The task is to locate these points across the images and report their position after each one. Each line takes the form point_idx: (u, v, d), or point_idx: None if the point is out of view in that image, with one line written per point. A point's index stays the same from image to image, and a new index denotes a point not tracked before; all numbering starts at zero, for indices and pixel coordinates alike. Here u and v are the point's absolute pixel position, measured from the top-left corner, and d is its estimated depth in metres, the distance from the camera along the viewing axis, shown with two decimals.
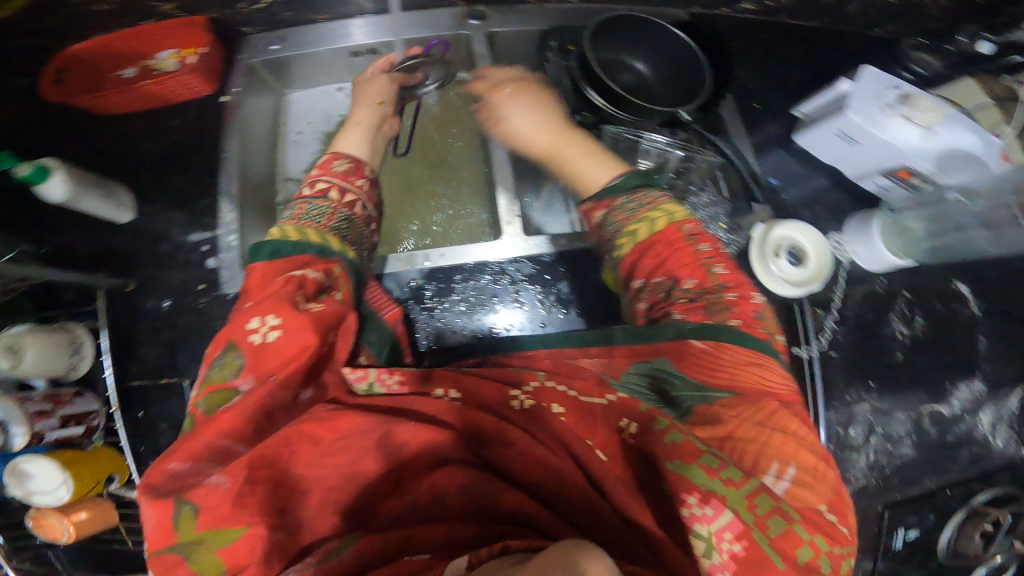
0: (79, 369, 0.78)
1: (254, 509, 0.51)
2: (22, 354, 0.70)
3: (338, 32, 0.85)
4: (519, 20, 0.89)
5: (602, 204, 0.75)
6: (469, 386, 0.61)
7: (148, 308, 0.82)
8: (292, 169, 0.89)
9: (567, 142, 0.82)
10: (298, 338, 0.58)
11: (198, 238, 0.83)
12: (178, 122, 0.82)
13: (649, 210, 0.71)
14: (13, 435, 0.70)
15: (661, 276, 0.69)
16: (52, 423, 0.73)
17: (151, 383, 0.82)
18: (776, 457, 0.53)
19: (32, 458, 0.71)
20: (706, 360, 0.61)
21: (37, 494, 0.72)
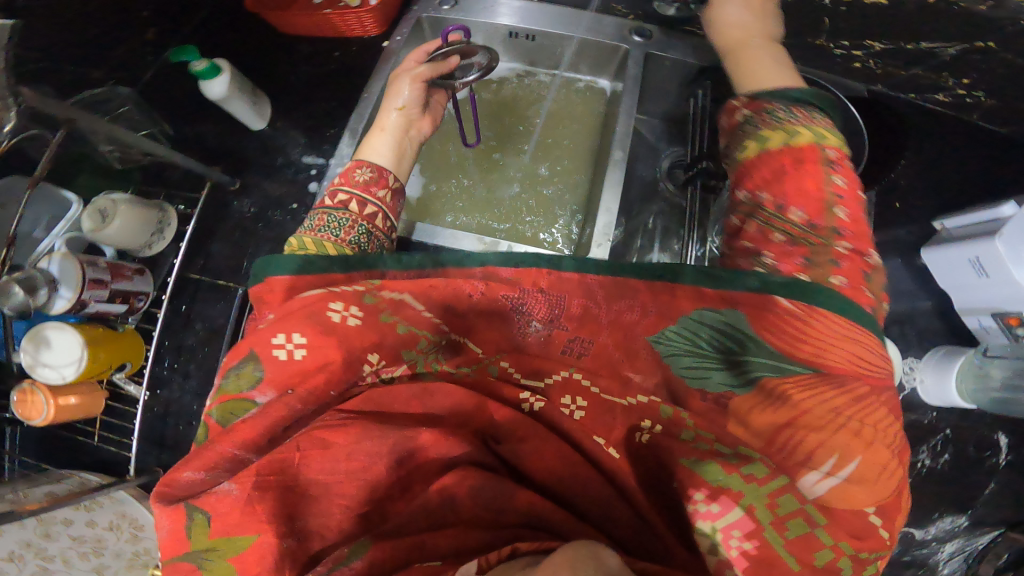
0: (152, 248, 0.75)
1: (262, 508, 0.45)
2: (111, 219, 0.67)
3: (509, 11, 0.87)
4: (684, 47, 0.83)
5: (754, 104, 0.63)
6: (485, 389, 0.57)
7: (234, 209, 0.82)
8: None
9: (763, 46, 0.69)
10: (319, 354, 0.48)
11: (310, 161, 0.83)
12: (338, 54, 0.87)
13: (794, 124, 0.60)
14: (59, 297, 0.62)
15: (770, 193, 0.59)
16: (102, 295, 0.66)
17: (207, 281, 0.80)
18: (837, 451, 0.47)
19: (61, 327, 0.63)
20: (791, 322, 0.52)
21: (43, 367, 0.63)
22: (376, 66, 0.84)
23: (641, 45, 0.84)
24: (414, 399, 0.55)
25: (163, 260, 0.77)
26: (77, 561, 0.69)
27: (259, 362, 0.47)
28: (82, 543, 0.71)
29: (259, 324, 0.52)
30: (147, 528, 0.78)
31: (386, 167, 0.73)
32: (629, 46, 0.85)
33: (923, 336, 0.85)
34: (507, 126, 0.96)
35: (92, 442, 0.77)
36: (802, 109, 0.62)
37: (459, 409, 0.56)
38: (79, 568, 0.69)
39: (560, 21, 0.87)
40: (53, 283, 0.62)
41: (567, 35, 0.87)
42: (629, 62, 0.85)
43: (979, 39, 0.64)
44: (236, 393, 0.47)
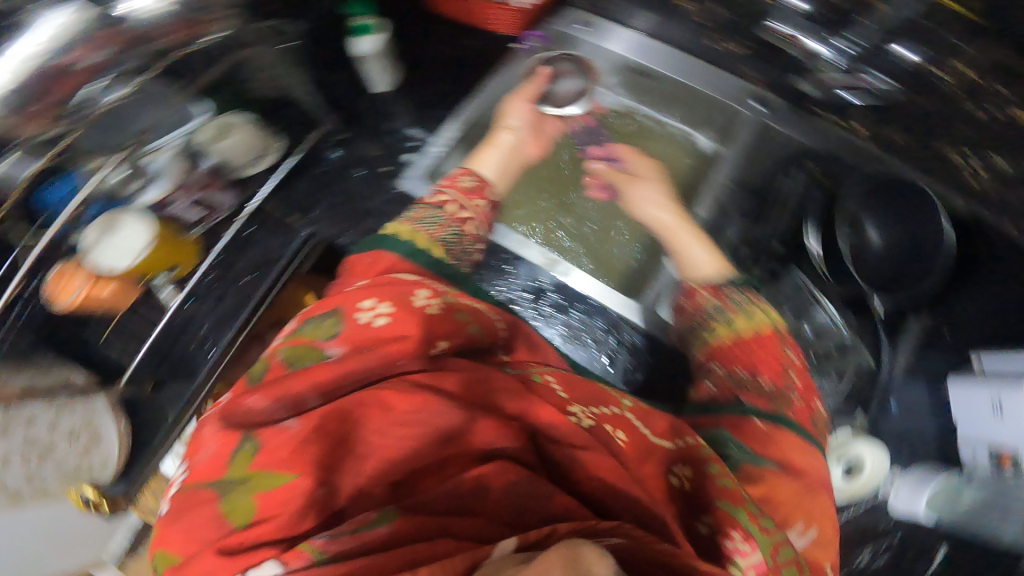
0: (245, 170, 0.73)
1: (307, 456, 0.47)
2: (227, 134, 0.69)
3: (632, 44, 0.87)
4: (803, 128, 0.82)
5: (716, 294, 0.78)
6: (541, 395, 0.62)
7: (329, 154, 0.81)
8: (512, 118, 0.84)
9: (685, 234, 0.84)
10: (392, 332, 0.57)
11: (414, 133, 0.83)
12: (471, 42, 0.86)
13: (754, 309, 0.76)
14: (151, 188, 0.64)
15: (742, 370, 0.74)
16: (188, 198, 0.66)
17: (279, 212, 0.77)
18: (807, 517, 0.55)
19: (141, 217, 0.62)
20: (762, 436, 0.63)
21: (104, 251, 0.61)
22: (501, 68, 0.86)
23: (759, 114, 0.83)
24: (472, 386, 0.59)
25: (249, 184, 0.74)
26: (17, 463, 0.63)
27: (344, 321, 0.57)
28: (31, 445, 0.64)
29: (350, 287, 0.62)
30: (102, 448, 0.69)
31: (489, 181, 0.81)
32: (747, 112, 0.83)
33: (913, 455, 0.82)
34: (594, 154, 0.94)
35: (97, 342, 0.71)
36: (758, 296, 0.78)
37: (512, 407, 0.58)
38: (15, 472, 0.63)
39: (680, 65, 0.85)
40: (151, 175, 0.63)
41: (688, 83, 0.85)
42: (743, 130, 0.84)
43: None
44: (312, 337, 0.56)
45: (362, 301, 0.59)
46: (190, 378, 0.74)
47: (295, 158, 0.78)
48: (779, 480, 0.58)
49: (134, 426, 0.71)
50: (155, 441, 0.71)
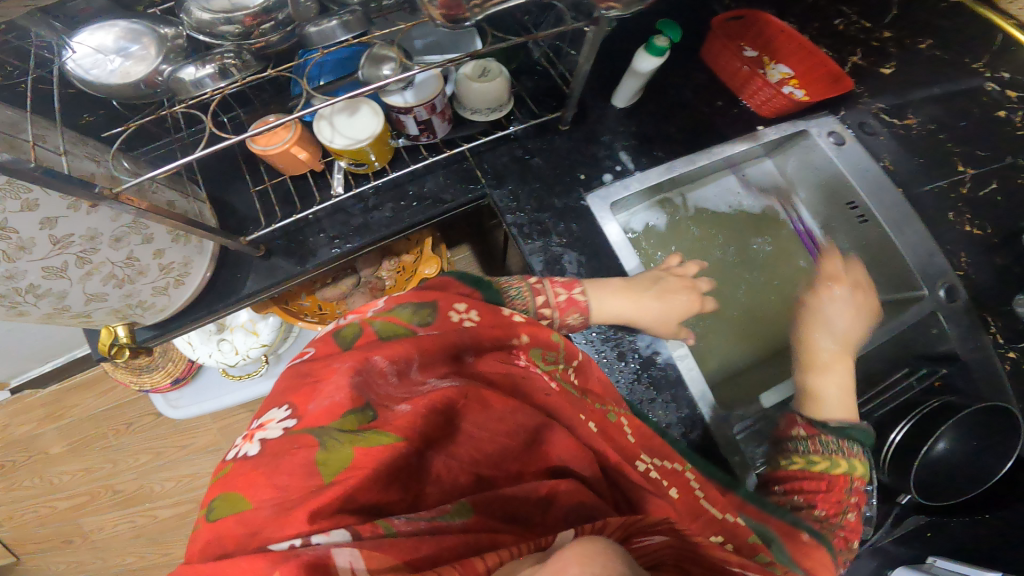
0: (472, 115, 0.71)
1: (411, 420, 0.43)
2: (484, 80, 0.67)
3: (858, 165, 0.74)
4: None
5: (809, 428, 0.60)
6: (611, 428, 0.54)
7: (536, 137, 0.76)
8: (699, 200, 0.83)
9: (840, 360, 0.66)
10: (492, 336, 0.53)
11: (623, 158, 0.76)
12: (720, 104, 0.80)
13: (839, 449, 0.57)
14: (402, 95, 0.62)
15: (800, 495, 0.56)
16: (422, 116, 0.64)
17: (466, 168, 0.73)
18: None
19: (375, 112, 0.62)
20: (809, 547, 0.50)
21: (329, 123, 0.61)
22: (721, 144, 0.77)
23: (937, 302, 0.67)
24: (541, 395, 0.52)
25: (467, 128, 0.72)
26: (97, 280, 0.52)
27: (440, 310, 0.50)
28: (125, 266, 0.54)
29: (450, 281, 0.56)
30: (174, 291, 0.63)
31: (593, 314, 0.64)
32: (927, 296, 0.68)
33: None
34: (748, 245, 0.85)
35: (250, 186, 0.69)
36: (854, 449, 0.57)
37: (572, 420, 0.51)
38: (91, 286, 0.52)
39: (904, 227, 0.71)
40: (411, 83, 0.62)
41: (893, 238, 0.71)
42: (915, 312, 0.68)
43: None
44: (407, 321, 0.49)
45: (459, 305, 0.53)
46: (299, 262, 0.70)
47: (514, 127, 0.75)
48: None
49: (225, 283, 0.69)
50: (231, 301, 0.69)
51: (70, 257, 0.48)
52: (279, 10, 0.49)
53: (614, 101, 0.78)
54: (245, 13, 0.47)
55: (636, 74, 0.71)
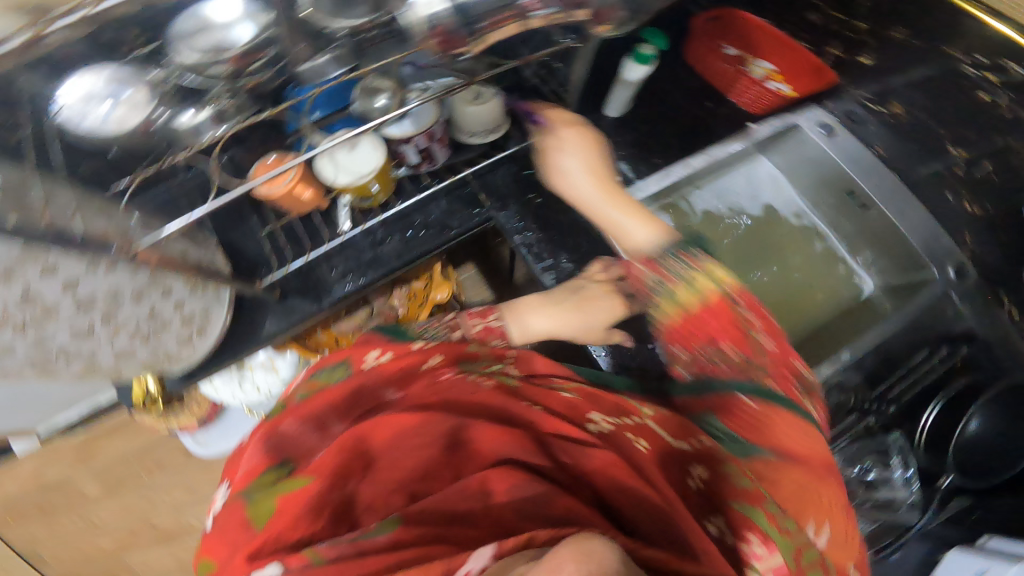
0: (470, 138, 0.72)
1: (329, 458, 0.43)
2: (478, 103, 0.68)
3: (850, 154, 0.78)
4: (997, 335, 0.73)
5: (647, 263, 0.55)
6: (552, 402, 0.53)
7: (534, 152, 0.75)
8: (703, 202, 0.79)
9: (614, 202, 0.62)
10: (412, 368, 0.53)
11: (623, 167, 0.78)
12: (711, 103, 0.81)
13: (694, 275, 0.51)
14: (401, 126, 0.64)
15: (694, 351, 0.52)
16: (421, 144, 0.66)
17: (469, 191, 0.74)
18: (820, 515, 0.40)
19: (376, 145, 0.64)
20: (758, 420, 0.45)
21: (331, 160, 0.62)
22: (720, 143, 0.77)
23: (947, 282, 0.72)
24: (470, 396, 0.52)
25: (466, 151, 0.73)
26: (129, 335, 0.55)
27: (354, 359, 0.52)
28: (152, 320, 0.56)
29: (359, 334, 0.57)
30: (202, 338, 0.66)
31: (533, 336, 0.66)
32: (939, 283, 0.72)
33: None
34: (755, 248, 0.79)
35: (260, 229, 0.71)
36: (686, 251, 0.53)
37: (506, 412, 0.52)
38: (123, 343, 0.55)
39: (904, 211, 0.75)
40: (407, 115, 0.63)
41: (898, 225, 0.76)
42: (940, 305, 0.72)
43: None
44: (326, 383, 0.50)
45: (372, 351, 0.53)
46: (316, 301, 0.72)
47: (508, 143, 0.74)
48: (791, 466, 0.42)
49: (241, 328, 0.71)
50: (252, 344, 0.72)
51: (95, 317, 0.51)
52: (270, 46, 0.44)
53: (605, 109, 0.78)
54: (231, 55, 0.42)
55: (626, 83, 0.72)
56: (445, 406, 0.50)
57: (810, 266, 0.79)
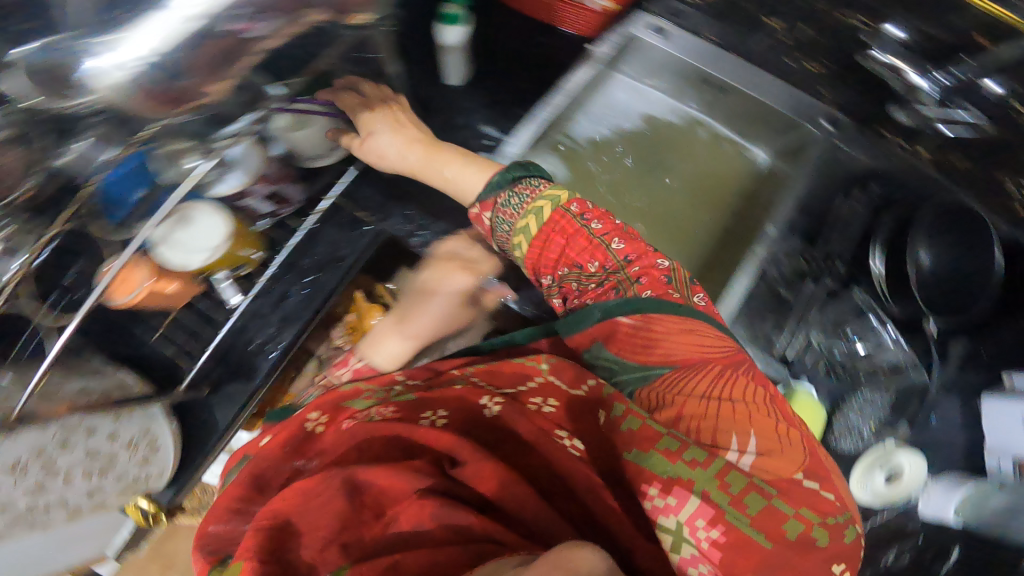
0: (317, 162, 0.65)
1: (252, 541, 0.44)
2: (305, 125, 0.61)
3: (688, 46, 0.84)
4: (865, 148, 0.81)
5: (485, 206, 0.65)
6: (454, 402, 0.57)
7: None
8: (583, 133, 0.88)
9: (432, 160, 0.68)
10: (299, 428, 0.55)
11: (491, 132, 0.79)
12: (546, 41, 0.83)
13: (532, 201, 0.62)
14: (226, 180, 0.54)
15: (564, 267, 0.62)
16: (263, 192, 0.60)
17: (348, 210, 0.72)
18: (734, 431, 0.47)
19: (214, 211, 0.55)
20: (640, 335, 0.54)
21: (167, 246, 0.54)
22: (567, 77, 0.81)
23: (823, 131, 0.83)
24: (368, 434, 0.53)
25: (322, 177, 0.67)
26: (82, 480, 0.58)
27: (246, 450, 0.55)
28: (93, 459, 0.58)
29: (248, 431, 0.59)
30: (161, 453, 0.66)
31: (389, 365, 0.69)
32: (818, 133, 0.83)
33: None
34: (642, 154, 0.93)
35: (150, 338, 0.67)
36: (515, 180, 0.63)
37: (393, 439, 0.54)
38: (81, 487, 0.58)
39: (755, 81, 0.84)
40: (226, 164, 0.54)
41: (759, 96, 0.84)
42: (812, 149, 0.84)
43: None
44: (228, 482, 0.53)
45: (261, 439, 0.56)
46: (249, 378, 0.71)
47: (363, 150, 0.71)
48: (689, 374, 0.51)
49: (189, 433, 0.70)
50: (210, 445, 0.70)
51: (38, 473, 0.54)
52: None
53: (445, 80, 0.78)
54: None
55: (468, 24, 0.71)
56: (353, 451, 0.53)
57: (695, 155, 0.93)
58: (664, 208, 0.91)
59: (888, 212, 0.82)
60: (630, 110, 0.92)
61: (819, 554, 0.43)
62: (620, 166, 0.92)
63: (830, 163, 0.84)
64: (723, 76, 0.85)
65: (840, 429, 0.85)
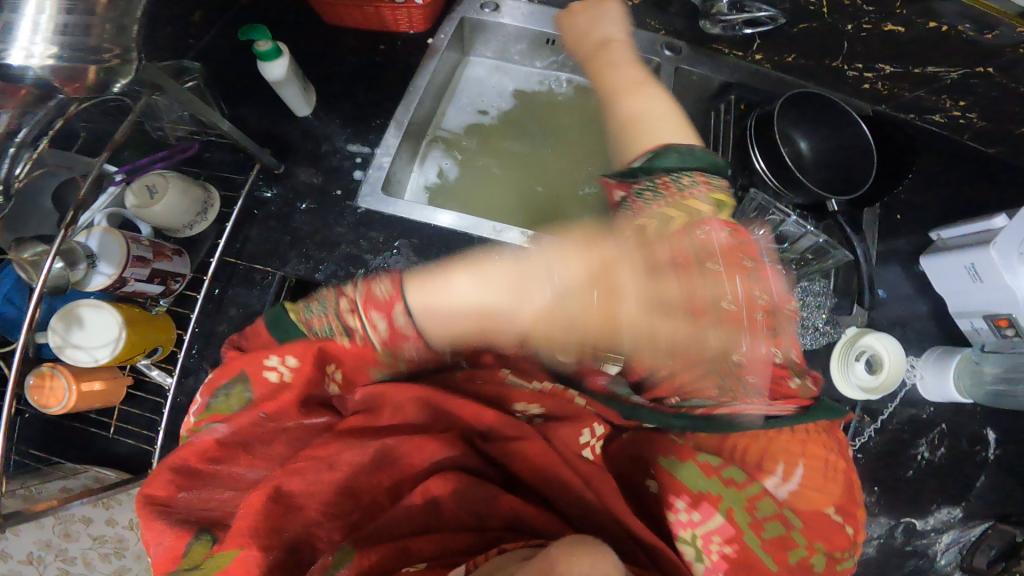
0: (194, 229, 0.69)
1: (248, 513, 0.47)
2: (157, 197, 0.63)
3: (522, 14, 0.88)
4: (710, 65, 0.89)
5: (624, 185, 0.62)
6: (494, 390, 0.60)
7: (277, 197, 0.77)
8: (450, 122, 0.93)
9: (634, 88, 0.71)
10: (313, 381, 0.55)
11: (355, 148, 0.80)
12: (384, 48, 0.84)
13: (670, 206, 0.59)
14: (96, 273, 0.58)
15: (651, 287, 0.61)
16: (142, 274, 0.61)
17: (247, 265, 0.75)
18: (782, 459, 0.55)
19: (98, 306, 0.59)
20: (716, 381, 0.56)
21: (71, 348, 0.58)
22: (416, 73, 0.83)
23: (670, 59, 0.89)
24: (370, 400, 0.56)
25: (202, 243, 0.71)
26: (99, 563, 0.63)
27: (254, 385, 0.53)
28: (102, 543, 0.63)
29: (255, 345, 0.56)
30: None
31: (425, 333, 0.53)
32: (661, 60, 0.89)
33: (921, 338, 0.97)
34: (527, 121, 0.96)
35: (107, 434, 0.70)
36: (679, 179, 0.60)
37: (443, 415, 0.57)
38: (102, 569, 0.64)
39: None
40: (92, 258, 0.58)
41: None
42: (662, 76, 0.90)
43: (985, 64, 0.70)
44: (227, 410, 0.53)
45: (268, 362, 0.53)
46: None
47: (242, 205, 0.74)
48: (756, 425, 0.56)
49: None
50: None
51: (57, 566, 0.60)
52: None
53: (294, 114, 0.79)
54: None
55: (288, 54, 0.70)
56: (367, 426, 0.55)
57: (575, 114, 0.96)
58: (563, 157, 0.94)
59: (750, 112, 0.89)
60: (501, 88, 0.97)
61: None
62: (503, 133, 0.95)
63: (685, 84, 0.91)
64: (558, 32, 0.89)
65: None
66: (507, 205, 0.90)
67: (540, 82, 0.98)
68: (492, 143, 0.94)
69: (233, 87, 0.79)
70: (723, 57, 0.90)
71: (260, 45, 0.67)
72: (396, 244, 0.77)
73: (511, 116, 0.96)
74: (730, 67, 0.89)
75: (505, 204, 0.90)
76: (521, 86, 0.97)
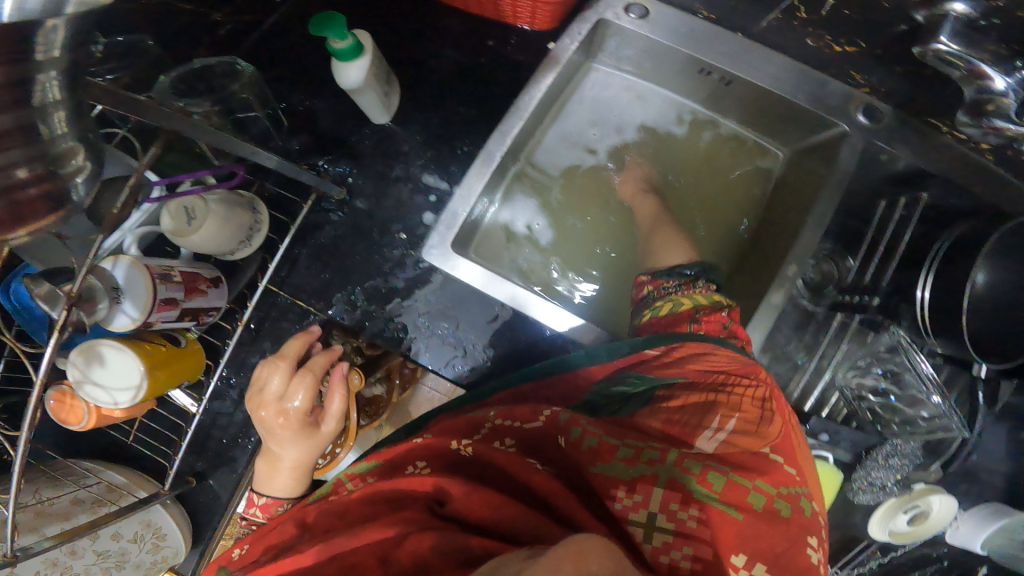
0: (234, 256, 0.57)
1: None
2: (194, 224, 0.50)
3: (675, 28, 0.66)
4: (913, 148, 0.65)
5: (653, 282, 0.66)
6: (424, 448, 0.55)
7: (331, 223, 0.65)
8: (546, 156, 0.75)
9: (629, 175, 0.76)
10: (267, 540, 0.52)
11: (431, 181, 0.65)
12: (492, 44, 0.66)
13: (682, 294, 0.62)
14: (119, 314, 0.48)
15: (663, 348, 0.56)
16: (171, 316, 0.52)
17: (286, 298, 0.65)
18: (711, 409, 0.48)
19: (119, 347, 0.50)
20: (677, 423, 0.48)
21: (91, 385, 0.51)
22: (528, 87, 0.63)
23: (861, 131, 0.64)
24: (346, 501, 0.52)
25: (242, 272, 0.61)
26: None
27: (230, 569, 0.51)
28: (104, 559, 0.61)
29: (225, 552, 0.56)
30: (169, 537, 0.69)
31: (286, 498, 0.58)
32: (850, 128, 0.65)
33: None
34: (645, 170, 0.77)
35: (126, 439, 0.69)
36: (687, 281, 0.64)
37: (389, 494, 0.51)
38: None
39: (768, 70, 0.66)
40: (115, 296, 0.47)
41: (770, 88, 0.67)
42: (841, 151, 0.66)
43: None
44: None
45: (234, 551, 0.54)
46: (231, 466, 0.72)
47: (295, 231, 0.64)
48: (688, 390, 0.51)
49: (194, 508, 0.74)
50: (216, 520, 0.74)
51: None
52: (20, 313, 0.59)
53: (368, 118, 0.64)
54: None
55: (370, 51, 0.53)
56: (336, 519, 0.51)
57: (699, 163, 0.79)
58: (598, 183, 0.77)
59: (940, 229, 0.67)
60: (620, 115, 0.77)
61: (786, 526, 0.41)
62: (603, 167, 0.77)
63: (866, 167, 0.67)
64: (718, 65, 0.66)
65: (860, 482, 0.78)
66: (585, 262, 0.75)
67: (680, 120, 0.78)
68: (582, 175, 0.76)
69: (313, 71, 0.65)
70: (933, 135, 0.64)
71: (339, 42, 0.49)
72: (453, 308, 0.65)
73: (616, 148, 0.77)
74: (938, 151, 0.64)
75: (584, 261, 0.75)
76: (646, 115, 0.77)
